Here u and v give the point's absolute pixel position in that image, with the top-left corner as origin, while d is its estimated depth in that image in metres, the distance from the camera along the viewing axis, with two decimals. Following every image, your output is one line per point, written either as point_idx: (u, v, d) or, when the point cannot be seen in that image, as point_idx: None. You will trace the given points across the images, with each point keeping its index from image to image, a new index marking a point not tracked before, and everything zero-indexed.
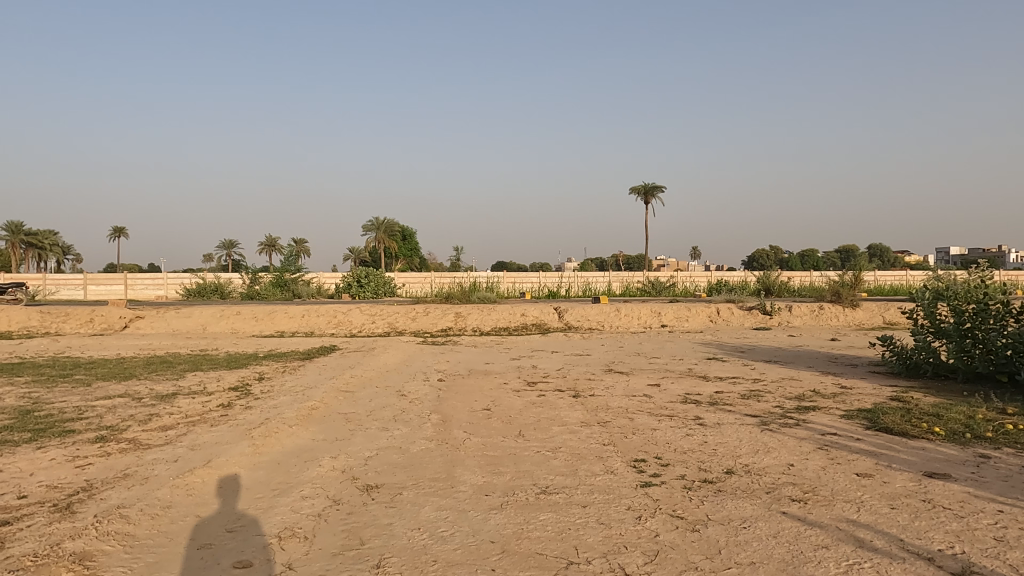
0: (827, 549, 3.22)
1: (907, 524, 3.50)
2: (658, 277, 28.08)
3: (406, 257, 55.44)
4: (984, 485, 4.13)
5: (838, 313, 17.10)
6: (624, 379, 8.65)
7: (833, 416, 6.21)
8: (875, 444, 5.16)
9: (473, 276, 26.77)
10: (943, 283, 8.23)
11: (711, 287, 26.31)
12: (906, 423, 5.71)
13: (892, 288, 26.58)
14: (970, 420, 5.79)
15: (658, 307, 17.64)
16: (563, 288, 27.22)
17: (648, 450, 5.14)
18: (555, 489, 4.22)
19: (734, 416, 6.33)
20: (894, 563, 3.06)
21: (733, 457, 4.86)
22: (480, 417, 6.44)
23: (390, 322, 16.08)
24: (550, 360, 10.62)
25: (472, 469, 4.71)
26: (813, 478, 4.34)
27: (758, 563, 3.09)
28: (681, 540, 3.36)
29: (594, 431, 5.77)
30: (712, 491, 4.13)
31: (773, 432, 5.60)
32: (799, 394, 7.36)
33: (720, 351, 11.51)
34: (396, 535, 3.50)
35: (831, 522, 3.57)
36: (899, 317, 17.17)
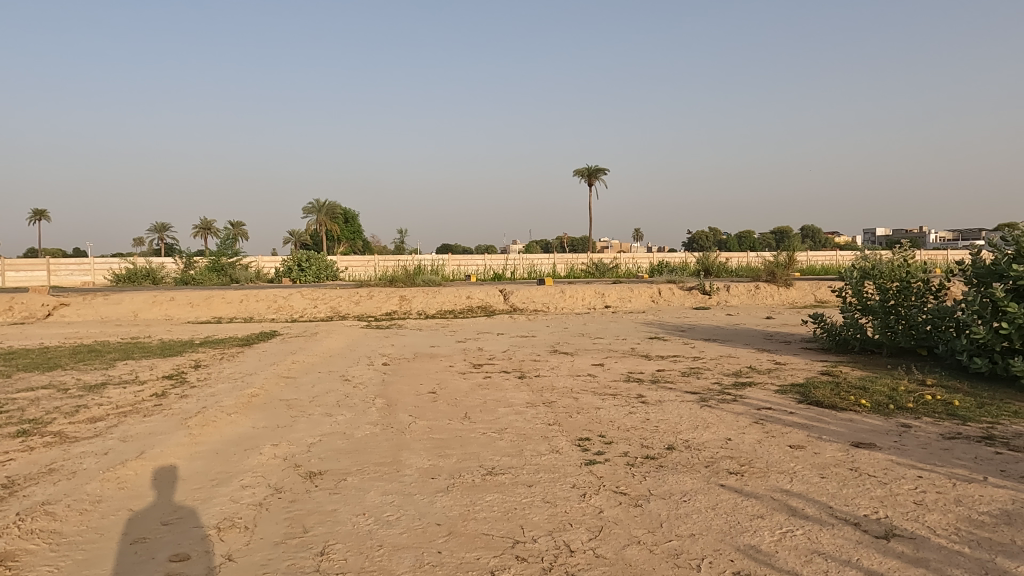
0: (761, 519, 3.36)
1: (836, 492, 3.68)
2: (602, 259, 28.40)
3: (349, 240, 54.45)
4: (906, 452, 4.38)
5: (773, 291, 17.71)
6: (569, 359, 8.76)
7: (768, 391, 6.45)
8: (807, 417, 5.38)
9: (418, 259, 26.48)
10: (870, 263, 8.65)
11: (653, 268, 26.77)
12: (836, 396, 5.97)
13: (823, 268, 27.70)
14: (893, 392, 6.11)
15: (602, 287, 17.88)
16: (508, 270, 27.23)
17: (592, 428, 5.22)
18: (501, 470, 4.25)
19: (675, 393, 6.50)
20: (824, 529, 3.21)
21: (674, 433, 5.00)
22: (426, 400, 6.41)
23: (333, 306, 15.78)
24: (496, 342, 10.63)
25: (418, 453, 4.68)
26: (749, 451, 4.51)
27: (698, 535, 3.19)
28: (624, 516, 3.44)
29: (539, 411, 5.83)
30: (655, 466, 4.24)
31: (712, 408, 5.78)
32: (737, 371, 7.61)
33: (662, 330, 11.77)
34: (341, 521, 3.46)
35: (766, 493, 3.72)
36: (829, 296, 17.92)
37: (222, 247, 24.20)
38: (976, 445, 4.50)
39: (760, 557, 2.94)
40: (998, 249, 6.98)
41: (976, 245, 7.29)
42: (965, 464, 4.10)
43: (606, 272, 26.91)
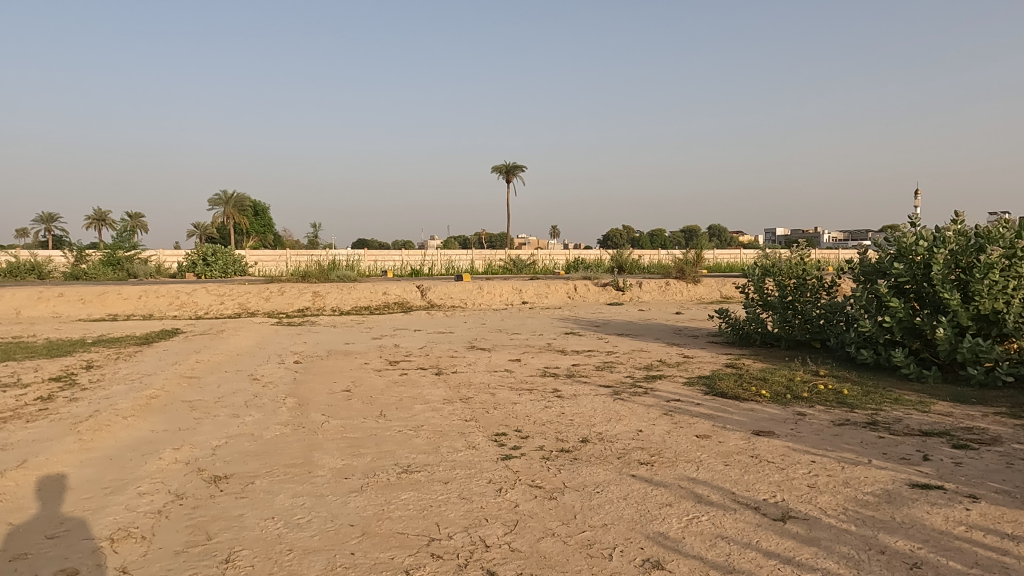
0: (670, 506, 3.48)
1: (738, 478, 3.88)
2: (520, 255, 28.62)
3: (259, 233, 52.37)
4: (801, 439, 4.67)
5: (682, 288, 18.42)
6: (486, 355, 8.78)
7: (677, 383, 6.71)
8: (712, 408, 5.64)
9: (333, 254, 25.82)
10: (770, 260, 9.15)
11: (569, 264, 27.26)
12: (739, 387, 6.29)
13: (729, 266, 29.14)
14: (790, 382, 6.50)
15: (519, 283, 18.04)
16: (426, 266, 26.99)
17: (509, 423, 5.26)
18: (417, 467, 4.21)
19: (589, 386, 6.65)
20: (726, 514, 3.37)
21: (588, 426, 5.11)
22: (340, 398, 6.26)
23: (241, 302, 15.13)
24: (412, 339, 10.50)
25: (331, 453, 4.57)
26: (659, 441, 4.67)
27: (610, 525, 3.28)
28: (539, 509, 3.48)
29: (456, 407, 5.81)
30: (569, 459, 4.32)
31: (625, 401, 5.95)
32: (648, 364, 7.87)
33: (578, 325, 12.01)
34: (247, 526, 3.32)
35: (674, 481, 3.87)
36: (734, 293, 18.86)
37: (118, 240, 22.68)
38: (862, 430, 4.86)
39: (668, 543, 3.05)
40: (882, 249, 7.54)
41: (863, 244, 7.85)
42: (853, 448, 4.41)
43: (523, 268, 27.17)
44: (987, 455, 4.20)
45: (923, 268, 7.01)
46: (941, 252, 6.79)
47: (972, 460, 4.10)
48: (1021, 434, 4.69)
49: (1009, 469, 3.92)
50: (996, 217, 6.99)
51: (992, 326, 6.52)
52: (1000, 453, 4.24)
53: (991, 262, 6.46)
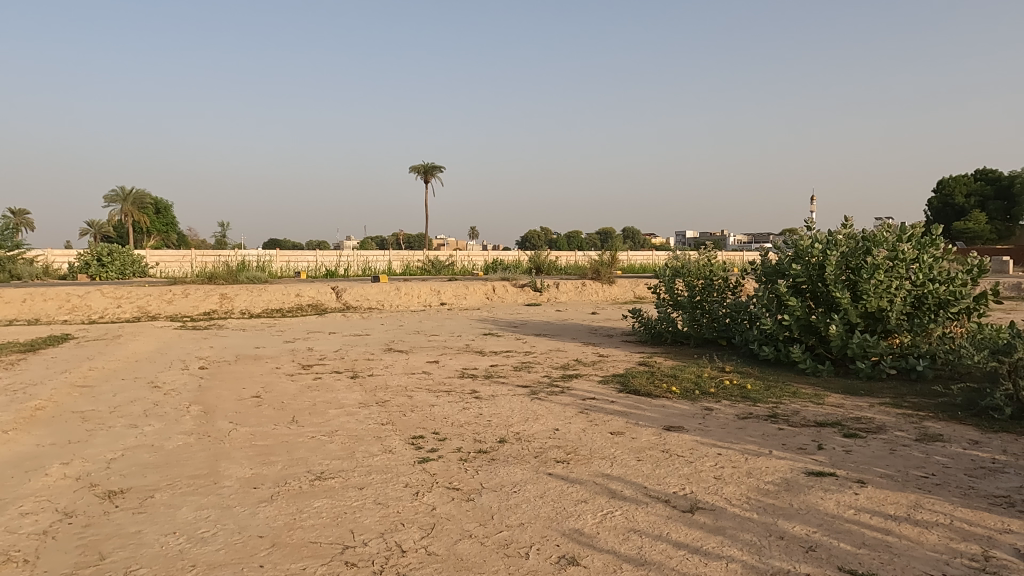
0: (585, 503, 3.55)
1: (650, 473, 4.00)
2: (438, 256, 28.47)
3: (161, 233, 49.53)
4: (708, 433, 4.87)
5: (598, 288, 18.86)
6: (403, 357, 8.67)
7: (592, 382, 6.86)
8: (625, 405, 5.80)
9: (242, 254, 24.76)
10: (680, 262, 9.51)
11: (488, 265, 27.39)
12: (651, 384, 6.50)
13: (641, 266, 30.19)
14: (698, 378, 6.78)
15: (438, 284, 17.94)
16: (341, 267, 26.35)
17: (426, 426, 5.21)
18: (331, 474, 4.09)
19: (507, 387, 6.69)
20: (639, 508, 3.47)
21: (506, 426, 5.13)
22: (249, 405, 6.01)
23: (140, 305, 14.25)
24: (327, 342, 10.22)
25: (238, 462, 4.37)
26: (574, 440, 4.75)
27: (526, 524, 3.30)
28: (456, 511, 3.46)
29: (372, 411, 5.70)
30: (486, 460, 4.32)
31: (542, 400, 6.03)
32: (565, 364, 8.01)
33: (496, 326, 12.05)
34: (146, 543, 3.13)
35: (589, 478, 3.95)
36: (646, 293, 19.53)
37: None
38: (764, 422, 5.13)
39: (583, 539, 3.11)
40: (782, 251, 7.98)
41: (764, 246, 8.29)
42: (756, 440, 4.64)
43: (442, 269, 27.02)
44: (873, 443, 4.53)
45: (818, 269, 7.48)
46: (834, 254, 7.26)
47: (861, 447, 4.42)
48: (902, 422, 5.09)
49: (892, 455, 4.24)
50: (881, 222, 7.57)
51: (878, 323, 7.05)
52: (885, 440, 4.59)
53: (877, 263, 6.97)
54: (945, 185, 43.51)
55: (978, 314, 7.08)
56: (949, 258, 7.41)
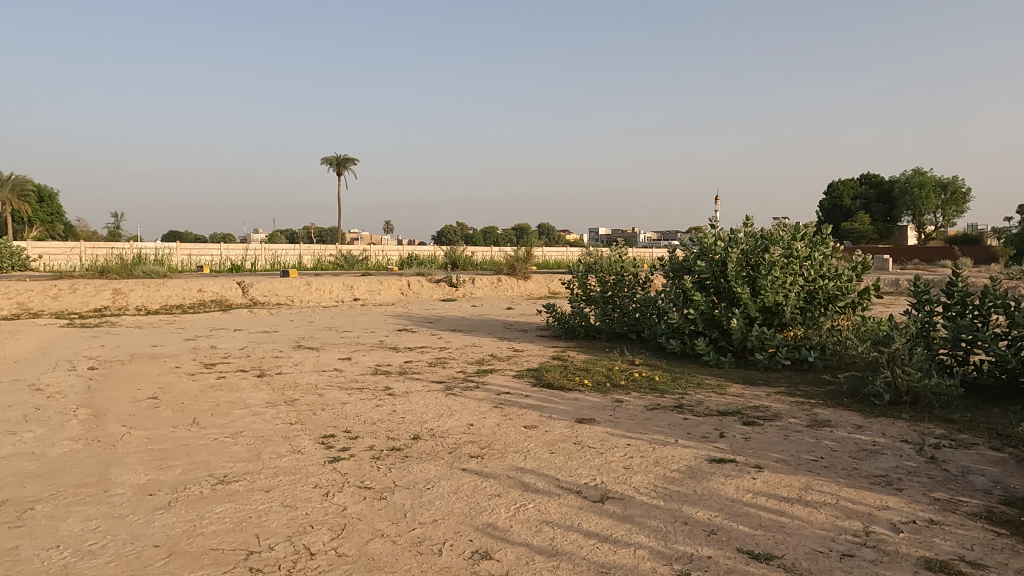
0: (498, 497, 3.57)
1: (562, 465, 4.07)
2: (351, 251, 27.82)
3: (44, 223, 45.78)
4: (618, 424, 5.01)
5: (513, 283, 19.01)
6: (314, 354, 8.42)
7: (507, 376, 6.92)
8: (539, 399, 5.87)
9: (138, 247, 23.26)
10: (593, 258, 9.72)
11: (403, 260, 27.04)
12: (564, 378, 6.62)
13: (555, 263, 30.68)
14: (610, 371, 6.96)
15: (350, 279, 17.51)
16: (248, 261, 25.27)
17: (337, 424, 5.07)
18: (235, 477, 3.92)
19: (421, 383, 6.63)
20: (551, 500, 3.53)
21: (420, 423, 5.08)
22: (144, 407, 5.65)
23: (20, 301, 13.10)
24: (232, 339, 9.77)
25: (132, 467, 4.11)
26: (489, 434, 4.77)
27: (439, 520, 3.28)
28: (368, 510, 3.40)
29: (280, 410, 5.50)
30: (400, 457, 4.26)
31: (456, 396, 6.01)
32: (480, 359, 8.02)
33: (411, 322, 11.91)
34: (24, 559, 2.88)
35: (503, 472, 3.97)
36: (560, 288, 19.86)
37: None
38: (670, 412, 5.34)
39: (496, 533, 3.12)
40: (688, 248, 8.31)
41: (671, 243, 8.60)
42: (662, 430, 4.82)
43: (355, 264, 26.45)
44: (770, 429, 4.80)
45: (721, 265, 7.84)
46: (735, 251, 7.62)
47: (758, 434, 4.67)
48: (795, 409, 5.43)
49: (786, 440, 4.52)
50: (777, 221, 8.02)
51: (774, 316, 7.47)
52: (780, 426, 4.87)
53: (774, 260, 7.38)
54: (834, 188, 46.64)
55: (861, 308, 7.64)
56: (837, 256, 7.95)
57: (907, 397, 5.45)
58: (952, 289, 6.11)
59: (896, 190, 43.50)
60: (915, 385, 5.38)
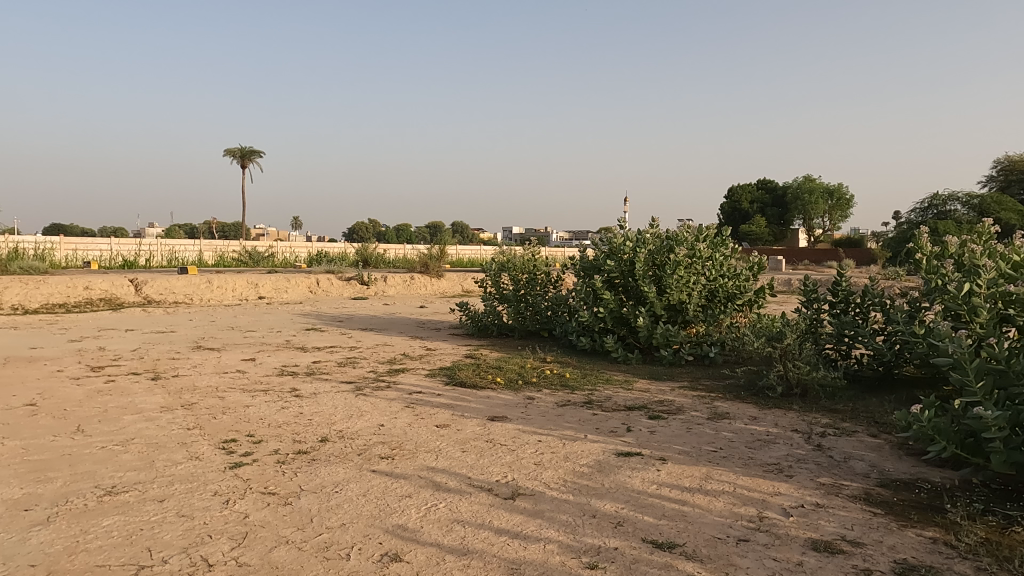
0: (409, 498, 3.52)
1: (474, 463, 4.07)
2: (256, 247, 26.68)
3: None
4: (530, 421, 5.07)
5: (426, 282, 18.84)
6: (214, 356, 8.01)
7: (419, 375, 6.84)
8: (451, 397, 5.85)
9: (14, 240, 21.33)
10: (506, 257, 9.79)
11: (311, 257, 26.21)
12: (476, 376, 6.63)
13: (468, 262, 30.58)
14: (521, 369, 7.03)
15: (255, 276, 16.78)
16: (142, 256, 23.72)
17: (239, 428, 4.85)
18: (125, 487, 3.67)
19: (330, 383, 6.45)
20: (462, 498, 3.52)
21: (328, 425, 4.94)
22: (19, 414, 5.18)
23: None
24: (123, 340, 9.15)
25: (5, 481, 3.76)
26: (400, 434, 4.70)
27: (348, 524, 3.20)
28: (272, 517, 3.27)
29: (176, 415, 5.20)
30: (306, 461, 4.13)
31: (366, 396, 5.89)
32: (391, 358, 7.89)
33: (319, 320, 11.56)
34: None
35: (414, 472, 3.92)
36: (473, 287, 19.87)
37: None
38: (580, 408, 5.45)
39: (406, 535, 3.08)
40: (598, 247, 8.50)
41: (582, 243, 8.78)
42: (572, 426, 4.91)
43: (260, 261, 25.39)
44: (673, 423, 5.00)
45: (629, 265, 8.08)
46: (642, 251, 7.88)
47: (662, 428, 4.86)
48: (697, 403, 5.68)
49: (688, 433, 4.72)
50: (682, 223, 8.35)
51: (678, 314, 7.79)
52: (683, 420, 5.08)
53: (679, 260, 7.68)
54: (735, 192, 49.10)
55: (757, 306, 8.09)
56: (736, 256, 8.38)
57: (798, 389, 5.82)
58: (837, 288, 6.57)
59: (790, 195, 46.32)
60: (804, 377, 5.74)
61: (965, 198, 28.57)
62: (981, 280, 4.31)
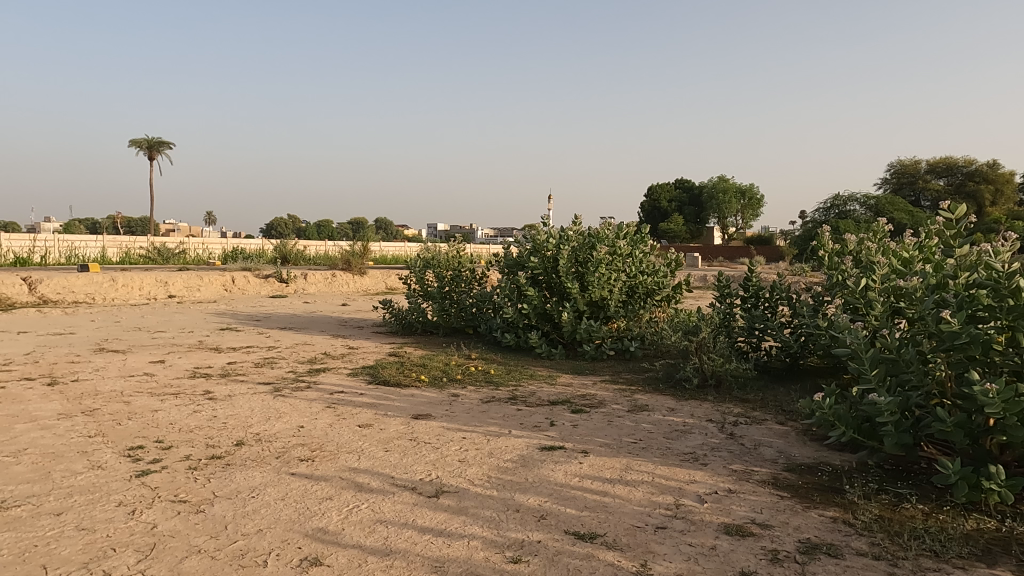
0: (330, 500, 3.44)
1: (397, 462, 4.02)
2: (166, 243, 25.36)
3: None
4: (455, 418, 5.06)
5: (348, 279, 18.46)
6: (119, 358, 7.55)
7: (341, 375, 6.70)
8: (374, 396, 5.76)
9: None
10: (430, 254, 9.70)
11: (226, 254, 25.15)
12: (400, 374, 6.55)
13: (392, 259, 30.16)
14: (446, 366, 7.00)
15: (164, 274, 15.94)
16: (35, 253, 22.06)
17: (147, 434, 4.60)
18: (17, 501, 3.40)
19: (246, 385, 6.22)
20: (385, 498, 3.47)
21: (244, 428, 4.76)
22: None
23: None
24: (16, 343, 8.48)
25: None
26: (320, 436, 4.59)
27: (265, 530, 3.09)
28: (183, 526, 3.12)
29: (76, 422, 4.87)
30: (220, 466, 3.96)
31: (285, 397, 5.71)
32: (312, 358, 7.69)
33: (235, 320, 11.10)
34: None
35: (335, 474, 3.84)
36: (397, 284, 19.63)
37: None
38: (504, 404, 5.49)
39: (327, 538, 3.01)
40: (522, 244, 8.55)
41: (507, 240, 8.81)
42: (497, 421, 4.94)
43: (170, 258, 24.14)
44: (595, 416, 5.11)
45: (552, 262, 8.18)
46: (565, 248, 7.98)
47: (585, 421, 4.95)
48: (618, 396, 5.82)
49: (609, 425, 4.83)
50: (604, 221, 8.51)
51: (600, 310, 7.97)
52: (604, 413, 5.20)
53: (601, 257, 7.83)
54: (654, 191, 50.63)
55: (675, 301, 8.37)
56: (654, 253, 8.64)
57: (712, 380, 6.07)
58: (748, 284, 6.88)
59: (706, 195, 48.23)
60: (718, 369, 5.99)
61: (863, 199, 30.61)
62: (876, 275, 4.62)
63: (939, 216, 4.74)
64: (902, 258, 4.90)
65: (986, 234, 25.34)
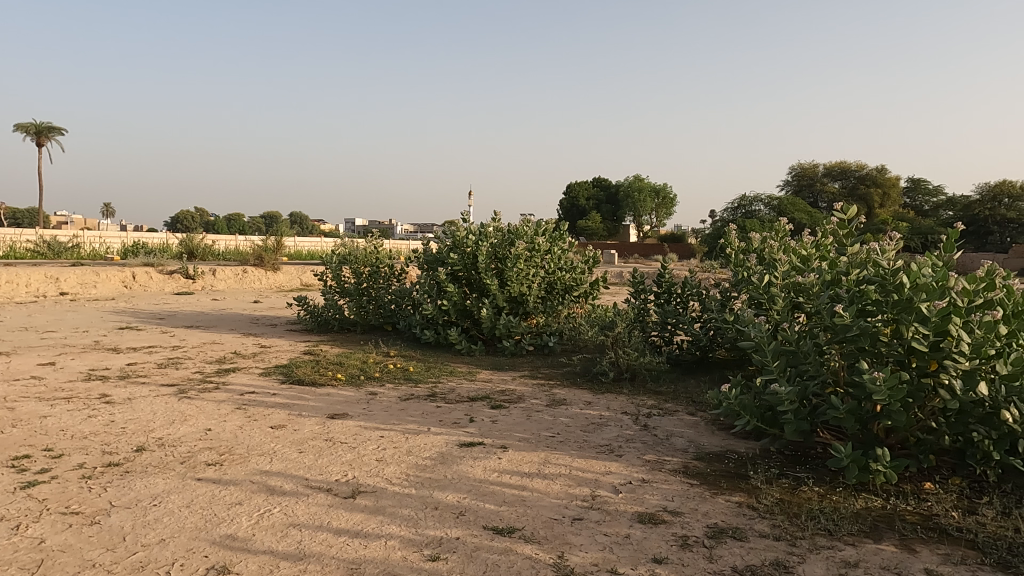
0: (240, 505, 3.30)
1: (312, 464, 3.91)
2: (57, 237, 23.60)
3: None
4: (372, 417, 4.96)
5: (261, 275, 17.78)
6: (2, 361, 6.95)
7: (252, 374, 6.44)
8: (288, 396, 5.57)
9: None
10: (347, 249, 9.47)
11: (126, 249, 23.66)
12: (315, 373, 6.37)
13: (307, 253, 29.34)
14: (363, 364, 6.86)
15: (54, 270, 14.80)
16: None
17: (34, 443, 4.25)
18: None
19: (147, 387, 5.87)
20: (298, 501, 3.37)
21: (145, 433, 4.49)
22: None
23: None
24: None
25: None
26: (230, 438, 4.39)
27: (168, 539, 2.93)
28: (75, 539, 2.91)
29: None
30: (118, 474, 3.72)
31: (191, 399, 5.43)
32: (220, 357, 7.35)
33: (136, 318, 10.46)
34: None
35: (245, 478, 3.68)
36: (312, 280, 19.10)
37: None
38: (423, 401, 5.43)
39: (236, 544, 2.89)
40: (442, 240, 8.48)
41: (426, 236, 8.73)
42: (415, 419, 4.88)
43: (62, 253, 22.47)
44: (514, 411, 5.15)
45: (472, 258, 8.16)
46: (484, 245, 7.98)
47: (504, 417, 4.98)
48: (536, 391, 5.89)
49: (528, 420, 4.87)
50: (523, 217, 8.56)
51: (519, 306, 8.03)
52: (523, 408, 5.25)
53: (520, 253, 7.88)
54: (573, 190, 51.61)
55: (592, 297, 8.55)
56: (572, 250, 8.79)
57: (627, 373, 6.24)
58: (661, 280, 7.10)
59: (622, 193, 49.53)
60: (633, 362, 6.17)
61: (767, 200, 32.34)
62: (778, 272, 4.88)
63: (834, 216, 5.06)
64: (801, 256, 5.20)
65: (874, 233, 27.30)
